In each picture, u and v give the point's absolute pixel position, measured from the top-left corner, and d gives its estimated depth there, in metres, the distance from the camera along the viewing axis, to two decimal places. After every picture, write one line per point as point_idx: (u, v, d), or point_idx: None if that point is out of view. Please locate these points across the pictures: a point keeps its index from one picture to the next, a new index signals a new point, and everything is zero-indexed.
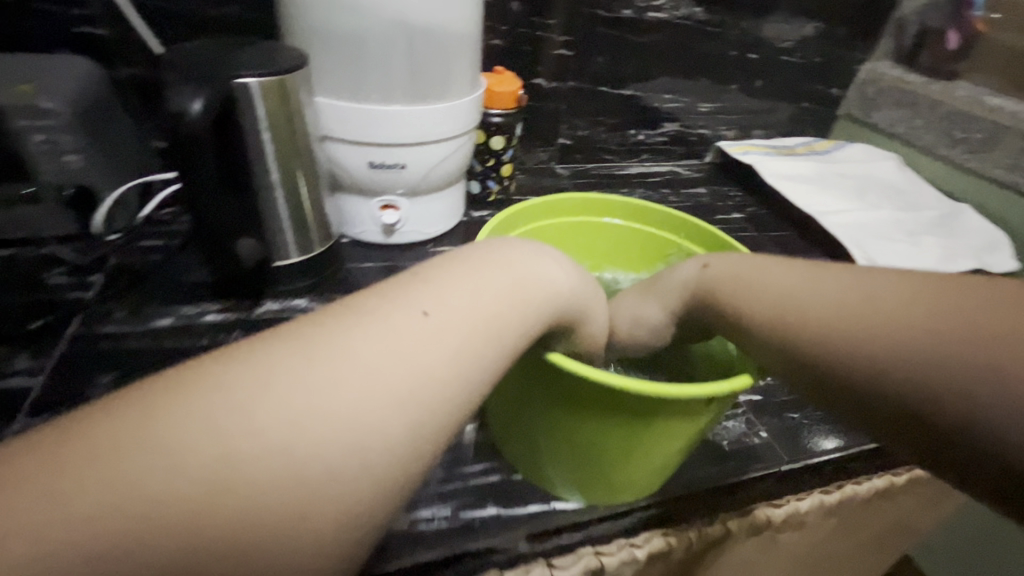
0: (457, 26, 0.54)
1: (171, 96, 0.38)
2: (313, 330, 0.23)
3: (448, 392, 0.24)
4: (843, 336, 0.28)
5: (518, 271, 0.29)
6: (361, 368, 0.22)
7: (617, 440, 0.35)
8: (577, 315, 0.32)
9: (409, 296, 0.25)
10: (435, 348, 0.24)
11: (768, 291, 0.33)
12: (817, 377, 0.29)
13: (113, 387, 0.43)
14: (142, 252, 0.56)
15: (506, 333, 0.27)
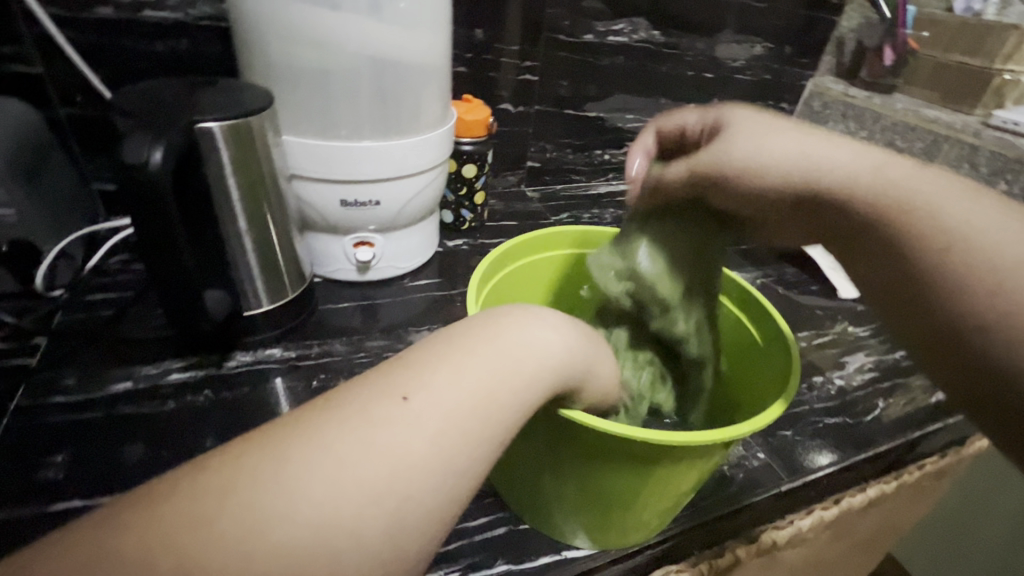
0: (426, 58, 0.53)
1: (127, 145, 0.34)
2: (299, 425, 0.23)
3: (428, 483, 0.23)
4: (977, 264, 0.29)
5: (504, 341, 0.29)
6: (340, 465, 0.22)
7: (629, 486, 0.34)
8: (578, 370, 0.31)
9: (391, 383, 0.26)
10: (415, 437, 0.24)
11: (935, 197, 0.32)
12: (894, 246, 0.32)
13: (71, 467, 0.39)
14: (92, 307, 0.51)
15: (494, 413, 0.26)
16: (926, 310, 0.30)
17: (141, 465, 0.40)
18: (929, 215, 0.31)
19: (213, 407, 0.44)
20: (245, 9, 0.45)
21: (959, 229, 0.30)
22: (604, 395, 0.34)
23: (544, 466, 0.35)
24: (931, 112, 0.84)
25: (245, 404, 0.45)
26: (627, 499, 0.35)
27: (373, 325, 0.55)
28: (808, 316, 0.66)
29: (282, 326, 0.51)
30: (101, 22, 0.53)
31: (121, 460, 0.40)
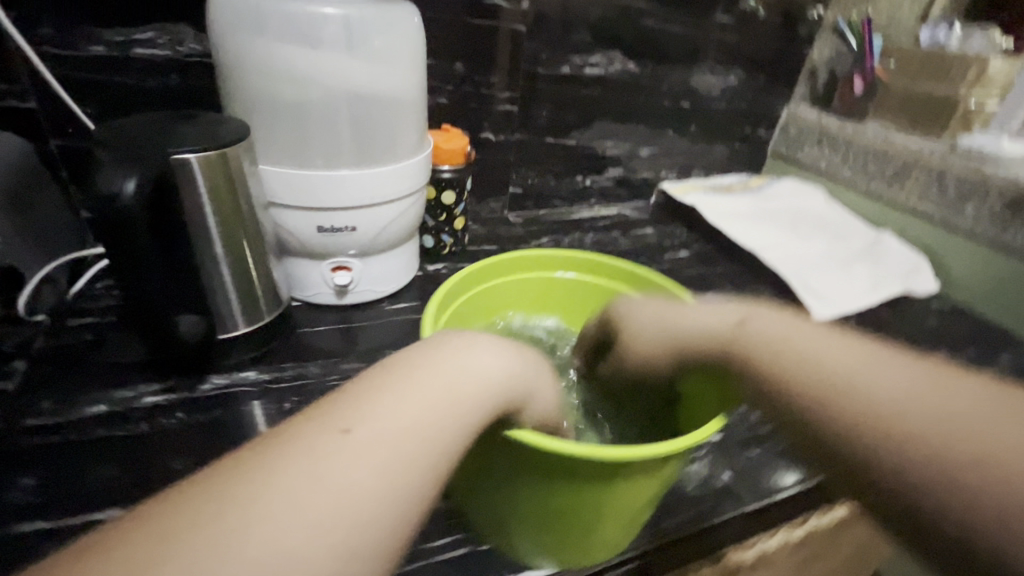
0: (401, 91, 0.55)
1: (101, 177, 0.36)
2: (243, 466, 0.23)
3: (380, 508, 0.24)
4: (894, 433, 0.29)
5: (449, 369, 0.30)
6: (290, 500, 0.22)
7: (585, 503, 0.35)
8: (521, 390, 0.33)
9: (334, 417, 0.26)
10: (364, 465, 0.24)
11: (823, 367, 0.33)
12: (812, 439, 0.32)
13: (40, 489, 0.39)
14: (73, 332, 0.53)
15: (440, 435, 0.27)
16: (808, 438, 0.32)
17: (109, 488, 0.40)
18: (782, 353, 0.35)
19: (184, 430, 0.45)
20: (226, 47, 0.48)
21: (808, 361, 0.34)
22: (550, 415, 0.35)
23: (501, 486, 0.36)
24: (900, 139, 0.87)
25: (218, 426, 0.46)
26: (582, 518, 0.36)
27: (349, 348, 0.56)
28: None
29: (259, 348, 0.52)
30: (92, 59, 0.55)
31: (89, 483, 0.40)
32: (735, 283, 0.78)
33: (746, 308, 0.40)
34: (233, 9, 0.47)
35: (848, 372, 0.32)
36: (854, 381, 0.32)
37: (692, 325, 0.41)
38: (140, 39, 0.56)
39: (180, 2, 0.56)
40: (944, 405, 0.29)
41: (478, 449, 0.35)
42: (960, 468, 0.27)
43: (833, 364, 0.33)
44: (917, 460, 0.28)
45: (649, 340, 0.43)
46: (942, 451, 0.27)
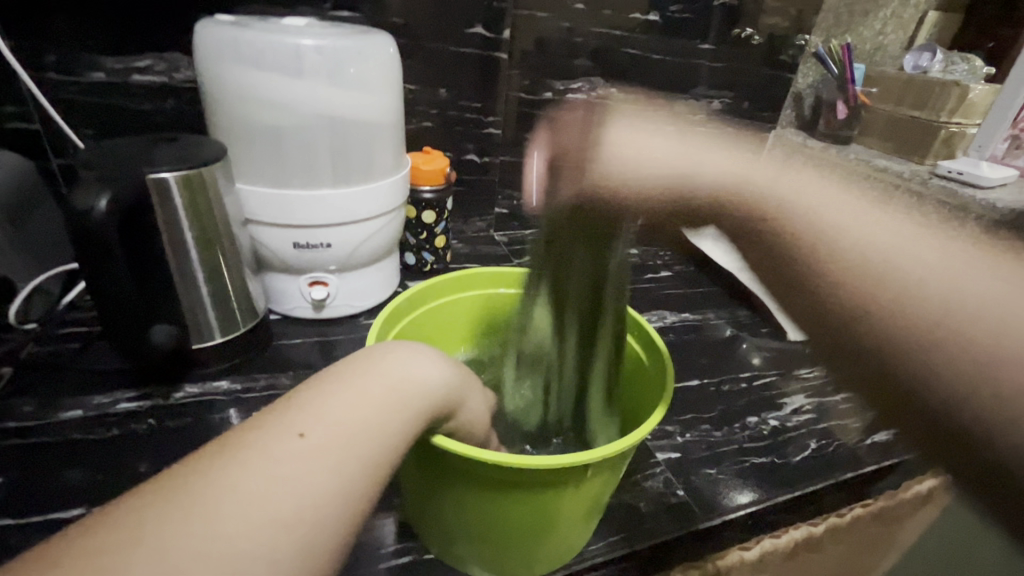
0: (376, 116, 0.58)
1: (76, 194, 0.40)
2: (195, 474, 0.23)
3: (336, 507, 0.24)
4: (932, 301, 0.30)
5: (395, 374, 0.31)
6: (244, 506, 0.22)
7: (523, 515, 0.36)
8: (453, 400, 0.34)
9: (285, 422, 0.26)
10: (315, 466, 0.25)
11: (842, 229, 0.37)
12: (784, 275, 0.37)
13: (11, 488, 0.41)
14: (60, 340, 0.55)
15: (389, 436, 0.28)
16: (786, 277, 0.37)
17: (77, 489, 0.42)
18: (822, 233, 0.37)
19: (155, 435, 0.47)
20: (210, 76, 0.51)
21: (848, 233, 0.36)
22: (477, 423, 0.37)
23: (442, 497, 0.37)
24: (882, 163, 0.87)
25: (188, 432, 0.48)
26: (523, 528, 0.37)
27: (323, 360, 0.58)
28: (756, 359, 0.67)
29: (234, 359, 0.55)
30: (94, 85, 0.59)
31: (59, 483, 0.42)
32: (715, 303, 0.79)
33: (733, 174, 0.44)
34: (215, 40, 0.50)
35: (894, 249, 0.34)
36: (896, 253, 0.34)
37: (665, 170, 0.43)
38: (138, 66, 0.60)
39: (176, 32, 0.59)
40: (942, 275, 0.32)
41: (417, 459, 0.36)
42: (933, 328, 0.30)
43: (866, 234, 0.36)
44: (901, 318, 0.31)
45: (627, 179, 0.42)
46: (938, 327, 0.29)
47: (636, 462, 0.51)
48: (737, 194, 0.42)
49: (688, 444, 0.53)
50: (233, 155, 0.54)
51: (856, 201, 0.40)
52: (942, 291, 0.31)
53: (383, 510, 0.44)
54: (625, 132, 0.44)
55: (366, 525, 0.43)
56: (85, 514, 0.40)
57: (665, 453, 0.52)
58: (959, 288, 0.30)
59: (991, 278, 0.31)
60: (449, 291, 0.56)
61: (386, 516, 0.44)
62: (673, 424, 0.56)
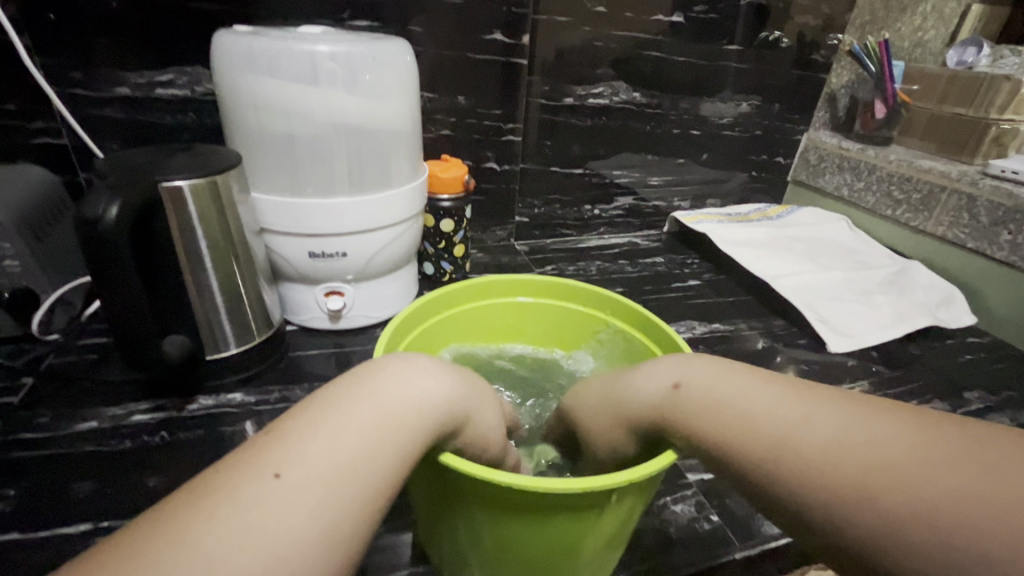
0: (390, 123, 0.56)
1: (86, 202, 0.39)
2: (162, 525, 0.21)
3: (315, 553, 0.22)
4: (812, 480, 0.26)
5: (387, 397, 0.29)
6: (211, 558, 0.20)
7: (539, 543, 0.33)
8: (460, 418, 0.32)
9: (264, 461, 0.24)
10: (293, 510, 0.23)
11: (742, 401, 0.31)
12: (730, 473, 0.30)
13: (20, 502, 0.41)
14: (79, 351, 0.56)
15: (377, 468, 0.26)
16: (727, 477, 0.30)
17: (86, 502, 0.41)
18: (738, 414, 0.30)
19: (166, 448, 0.46)
20: (226, 86, 0.51)
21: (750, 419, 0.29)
22: (490, 440, 0.35)
23: (455, 519, 0.34)
24: (927, 164, 0.82)
25: (200, 445, 0.47)
26: (544, 554, 0.34)
27: (339, 372, 0.57)
28: (793, 374, 0.63)
29: (247, 371, 0.54)
30: (118, 99, 0.60)
31: (69, 496, 0.42)
32: (747, 313, 0.74)
33: (683, 361, 0.35)
34: (232, 51, 0.50)
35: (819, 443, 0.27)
36: (745, 381, 0.32)
37: (634, 391, 0.35)
38: (161, 80, 0.61)
39: (196, 46, 0.60)
40: (911, 454, 0.25)
41: (427, 480, 0.34)
42: (931, 538, 0.22)
43: (776, 415, 0.29)
44: (829, 516, 0.25)
45: (594, 407, 0.38)
46: (876, 523, 0.24)
47: (665, 482, 0.47)
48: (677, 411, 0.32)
49: None
50: (249, 165, 0.54)
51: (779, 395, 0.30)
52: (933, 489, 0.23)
53: (395, 530, 0.42)
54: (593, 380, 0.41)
55: (377, 545, 0.40)
56: (93, 529, 0.39)
57: (696, 474, 0.48)
58: (926, 460, 0.24)
59: (938, 451, 0.24)
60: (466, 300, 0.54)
61: (397, 536, 0.42)
62: None
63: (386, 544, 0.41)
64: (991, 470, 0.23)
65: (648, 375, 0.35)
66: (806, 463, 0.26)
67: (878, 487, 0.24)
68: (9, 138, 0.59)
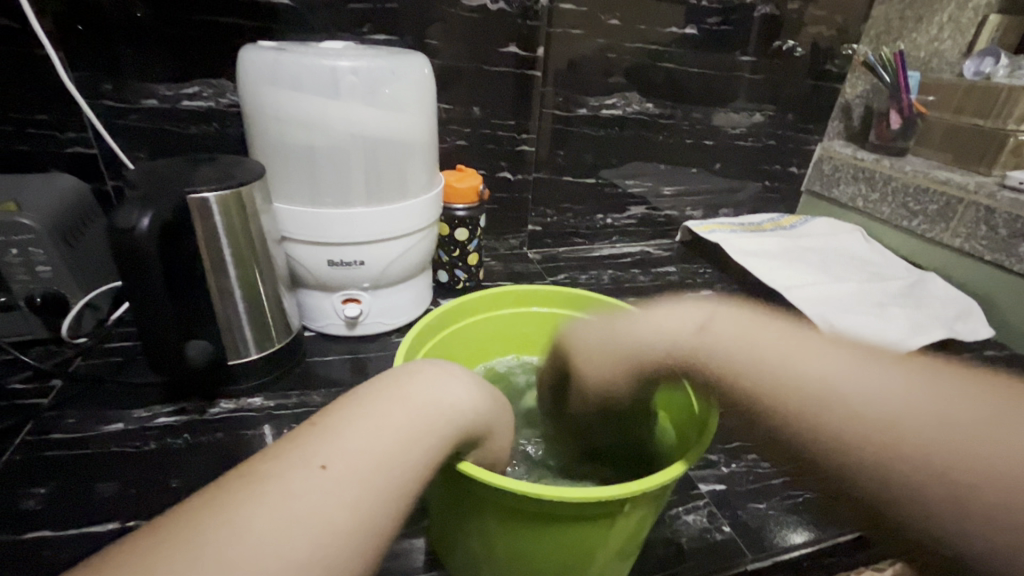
0: (409, 135, 0.58)
1: (118, 214, 0.40)
2: (212, 507, 0.22)
3: (352, 545, 0.23)
4: (863, 437, 0.27)
5: (418, 400, 0.30)
6: (258, 544, 0.21)
7: (552, 549, 0.33)
8: (485, 421, 0.33)
9: (307, 453, 0.25)
10: (332, 503, 0.23)
11: (823, 371, 0.30)
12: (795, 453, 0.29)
13: (49, 499, 0.42)
14: (107, 355, 0.58)
15: (410, 466, 0.27)
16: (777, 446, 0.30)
17: (111, 502, 0.43)
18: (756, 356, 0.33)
19: (187, 451, 0.47)
20: (250, 98, 0.53)
21: (775, 372, 0.31)
22: (501, 449, 0.35)
23: (469, 525, 0.35)
24: (943, 175, 0.81)
25: (220, 448, 0.48)
26: (558, 563, 0.34)
27: (355, 378, 0.58)
28: None
29: (267, 375, 0.55)
30: (145, 111, 0.62)
31: (95, 495, 0.43)
32: None
33: (708, 310, 0.37)
34: (257, 65, 0.52)
35: (804, 376, 0.30)
36: (824, 381, 0.30)
37: (644, 334, 0.37)
38: (187, 92, 0.63)
39: (222, 60, 0.62)
40: (934, 411, 0.27)
41: (445, 485, 0.34)
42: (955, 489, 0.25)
43: (846, 392, 0.29)
44: (880, 475, 0.26)
45: (597, 361, 0.39)
46: (910, 470, 0.26)
47: (678, 492, 0.48)
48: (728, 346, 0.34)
49: (734, 475, 0.50)
50: (271, 175, 0.56)
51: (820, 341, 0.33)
52: (931, 421, 0.27)
53: (408, 537, 0.43)
54: (588, 333, 0.41)
55: (391, 551, 0.41)
56: (120, 528, 0.41)
57: (708, 484, 0.49)
58: (932, 408, 0.27)
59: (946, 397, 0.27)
60: (481, 308, 0.55)
61: (411, 541, 0.42)
62: (717, 453, 0.52)
63: (401, 549, 0.42)
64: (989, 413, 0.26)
65: (665, 313, 0.38)
66: (845, 418, 0.28)
67: (915, 451, 0.26)
68: (42, 148, 0.62)
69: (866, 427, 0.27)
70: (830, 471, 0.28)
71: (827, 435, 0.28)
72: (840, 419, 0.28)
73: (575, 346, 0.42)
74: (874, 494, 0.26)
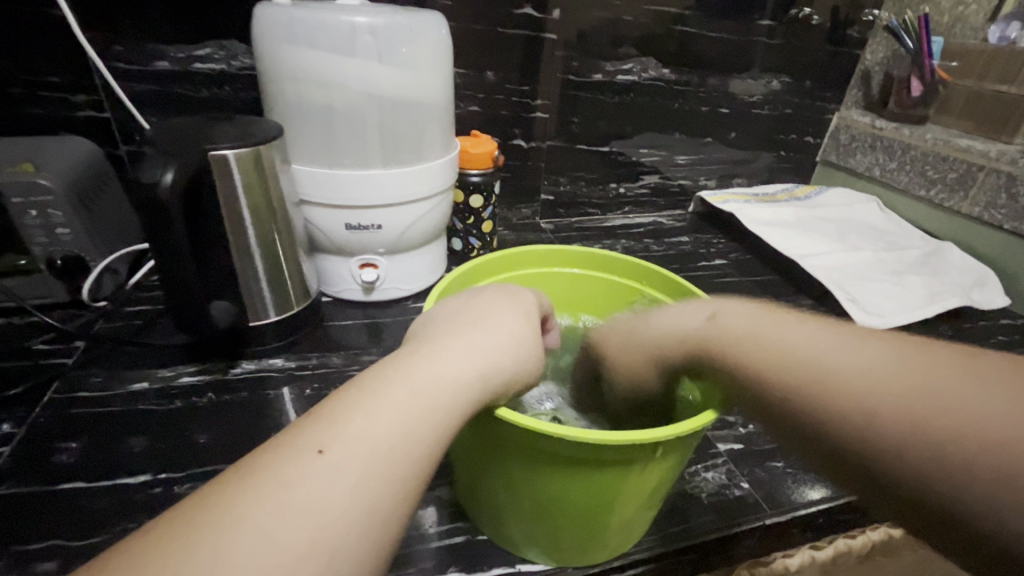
0: (425, 97, 0.57)
1: (143, 169, 0.41)
2: (215, 501, 0.23)
3: (355, 530, 0.24)
4: (931, 439, 0.25)
5: (418, 379, 0.29)
6: (262, 533, 0.22)
7: (579, 500, 0.34)
8: (499, 390, 0.32)
9: (306, 439, 0.26)
10: (332, 490, 0.24)
11: (869, 380, 0.27)
12: (842, 465, 0.28)
13: (80, 453, 0.43)
14: (128, 318, 0.58)
15: (413, 448, 0.27)
16: (842, 462, 0.28)
17: (141, 457, 0.43)
18: (771, 363, 0.31)
19: (212, 408, 0.48)
20: (266, 55, 0.52)
21: (878, 380, 0.27)
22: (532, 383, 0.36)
23: (499, 478, 0.36)
24: (964, 142, 0.80)
25: (245, 406, 0.49)
26: (583, 509, 0.35)
27: (373, 342, 0.58)
28: None
29: (286, 338, 0.55)
30: (158, 73, 0.62)
31: (125, 450, 0.44)
32: (773, 292, 0.74)
33: (717, 301, 0.37)
34: (273, 21, 0.51)
35: (909, 394, 0.26)
36: (850, 379, 0.28)
37: (658, 328, 0.38)
38: (199, 54, 0.62)
39: (234, 20, 0.61)
40: (905, 380, 0.27)
41: (477, 442, 0.35)
42: (955, 470, 0.24)
43: (879, 380, 0.27)
44: (914, 455, 0.25)
45: (625, 351, 0.40)
46: (933, 450, 0.25)
47: (696, 451, 0.49)
48: (842, 376, 0.28)
49: (751, 435, 0.50)
50: (288, 137, 0.55)
51: (900, 363, 0.28)
52: (896, 384, 0.27)
53: (431, 491, 0.44)
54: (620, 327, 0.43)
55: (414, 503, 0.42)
56: (150, 481, 0.42)
57: (726, 444, 0.49)
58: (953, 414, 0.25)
59: (932, 368, 0.27)
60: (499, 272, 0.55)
61: (434, 497, 0.43)
62: (734, 415, 0.53)
63: (424, 503, 0.43)
64: (1002, 388, 0.25)
65: (673, 311, 0.38)
66: (912, 450, 0.25)
67: (965, 436, 0.24)
68: (56, 111, 0.61)
69: (922, 423, 0.25)
70: (905, 501, 0.26)
71: (898, 447, 0.26)
72: (885, 415, 0.26)
73: (616, 335, 0.42)
74: (903, 479, 0.25)
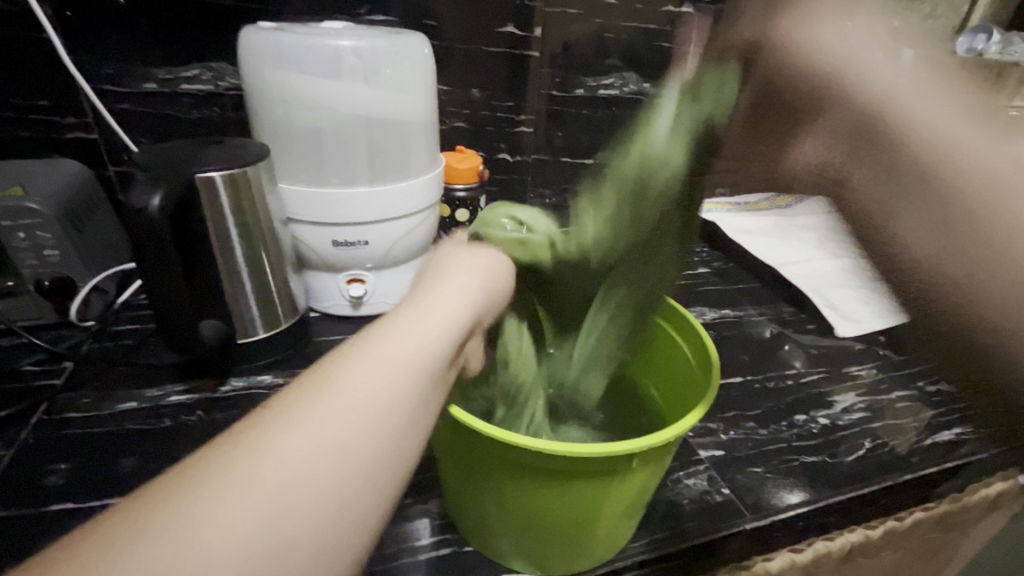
0: (410, 115, 0.58)
1: (132, 193, 0.41)
2: (174, 482, 0.22)
3: (323, 476, 0.23)
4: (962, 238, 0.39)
5: (380, 337, 0.29)
6: (224, 486, 0.21)
7: (559, 510, 0.35)
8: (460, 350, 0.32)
9: (270, 403, 0.26)
10: (296, 439, 0.23)
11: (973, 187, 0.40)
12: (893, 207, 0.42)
13: (70, 474, 0.44)
14: (116, 338, 0.58)
15: (382, 397, 0.26)
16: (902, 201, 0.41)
17: (131, 476, 0.44)
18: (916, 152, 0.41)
19: (201, 426, 0.49)
20: (253, 77, 0.53)
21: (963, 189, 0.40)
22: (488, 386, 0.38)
23: (482, 489, 0.37)
24: None
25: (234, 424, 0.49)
26: (565, 518, 0.36)
27: None
28: (800, 360, 0.64)
29: (275, 355, 0.56)
30: (145, 95, 0.62)
31: (114, 470, 0.44)
32: (756, 299, 0.76)
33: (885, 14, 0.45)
34: (259, 44, 0.52)
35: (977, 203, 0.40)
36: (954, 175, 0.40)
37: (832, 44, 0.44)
38: (186, 76, 0.63)
39: (220, 43, 0.62)
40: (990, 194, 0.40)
41: (459, 453, 0.36)
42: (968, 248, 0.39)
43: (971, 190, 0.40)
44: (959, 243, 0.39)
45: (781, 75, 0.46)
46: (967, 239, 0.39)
47: (679, 458, 0.50)
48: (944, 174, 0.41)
49: (733, 440, 0.52)
50: (276, 157, 0.56)
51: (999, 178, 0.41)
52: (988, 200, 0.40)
53: (420, 504, 0.44)
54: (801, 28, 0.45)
55: (403, 517, 0.43)
56: None
57: (708, 450, 0.51)
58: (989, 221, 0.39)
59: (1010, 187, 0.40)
60: None
61: (422, 509, 0.44)
62: (716, 421, 0.54)
63: (413, 516, 0.43)
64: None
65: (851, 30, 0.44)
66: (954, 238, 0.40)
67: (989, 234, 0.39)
68: (44, 133, 0.62)
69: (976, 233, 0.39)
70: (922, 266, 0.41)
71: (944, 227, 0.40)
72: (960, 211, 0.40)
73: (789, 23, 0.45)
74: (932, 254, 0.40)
